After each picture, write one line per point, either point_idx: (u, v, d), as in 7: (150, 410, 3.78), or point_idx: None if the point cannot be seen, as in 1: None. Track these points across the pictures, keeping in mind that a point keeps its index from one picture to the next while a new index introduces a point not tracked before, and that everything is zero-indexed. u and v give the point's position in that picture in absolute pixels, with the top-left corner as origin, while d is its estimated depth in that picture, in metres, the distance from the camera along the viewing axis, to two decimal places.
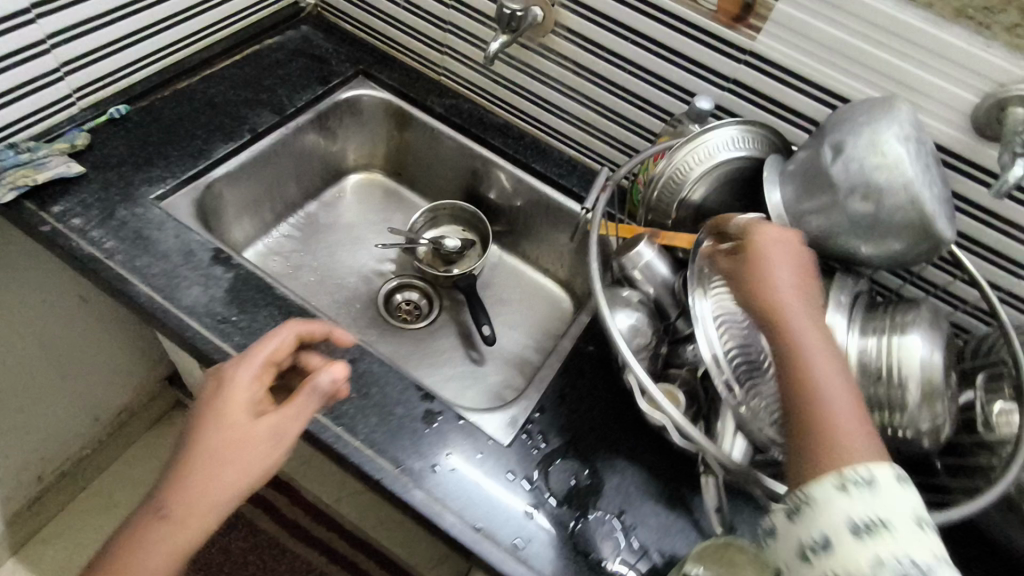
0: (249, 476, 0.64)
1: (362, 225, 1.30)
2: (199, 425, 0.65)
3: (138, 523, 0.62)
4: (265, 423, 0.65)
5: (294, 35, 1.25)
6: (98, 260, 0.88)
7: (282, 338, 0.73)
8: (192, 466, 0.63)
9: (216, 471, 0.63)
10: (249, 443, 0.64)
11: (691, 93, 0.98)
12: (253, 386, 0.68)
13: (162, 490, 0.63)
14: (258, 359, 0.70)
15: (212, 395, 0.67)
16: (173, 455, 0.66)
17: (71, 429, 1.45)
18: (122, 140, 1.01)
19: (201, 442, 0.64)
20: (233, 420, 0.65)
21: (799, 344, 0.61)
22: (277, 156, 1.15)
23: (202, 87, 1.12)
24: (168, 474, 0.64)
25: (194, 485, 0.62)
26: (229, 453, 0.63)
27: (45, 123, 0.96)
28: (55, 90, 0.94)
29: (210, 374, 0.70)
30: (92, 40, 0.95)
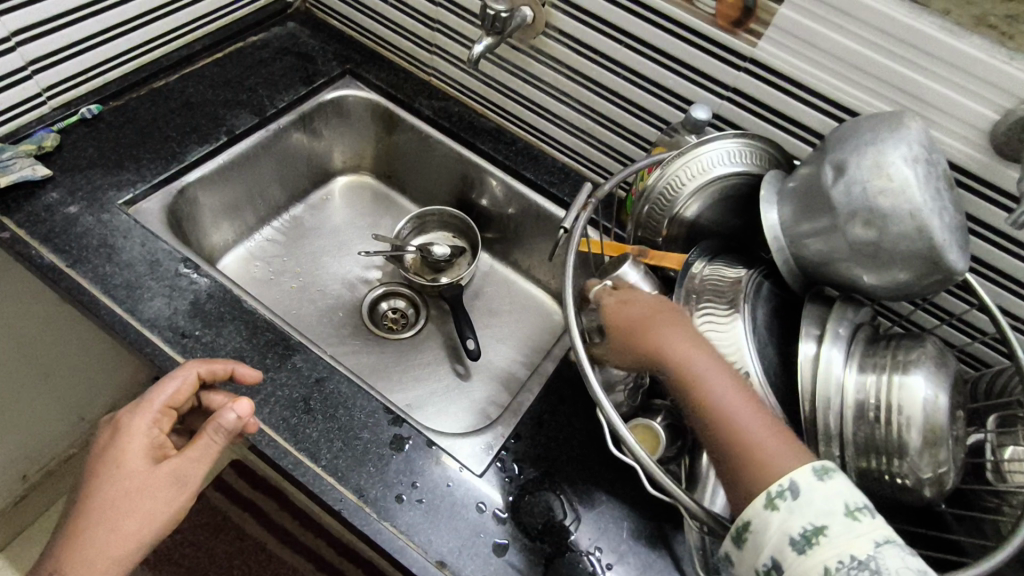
0: (149, 524, 0.65)
1: (349, 229, 1.25)
2: (91, 481, 0.66)
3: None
4: (162, 469, 0.67)
5: (279, 33, 1.21)
6: (58, 269, 0.85)
7: (180, 383, 0.72)
8: (87, 522, 0.64)
9: (109, 526, 0.64)
10: (146, 491, 0.66)
11: (688, 101, 0.92)
12: (150, 432, 0.70)
13: (56, 551, 0.64)
14: (154, 404, 0.71)
15: (104, 449, 0.68)
16: (69, 513, 0.67)
17: (55, 430, 1.43)
18: (93, 142, 0.98)
19: (94, 497, 0.65)
20: (126, 471, 0.66)
21: (686, 380, 0.62)
22: (257, 159, 1.11)
23: (180, 86, 1.08)
24: (65, 533, 0.65)
25: (90, 542, 0.63)
26: (124, 504, 0.65)
27: (11, 124, 0.92)
28: (22, 89, 0.91)
29: (103, 429, 0.71)
30: (59, 39, 0.90)
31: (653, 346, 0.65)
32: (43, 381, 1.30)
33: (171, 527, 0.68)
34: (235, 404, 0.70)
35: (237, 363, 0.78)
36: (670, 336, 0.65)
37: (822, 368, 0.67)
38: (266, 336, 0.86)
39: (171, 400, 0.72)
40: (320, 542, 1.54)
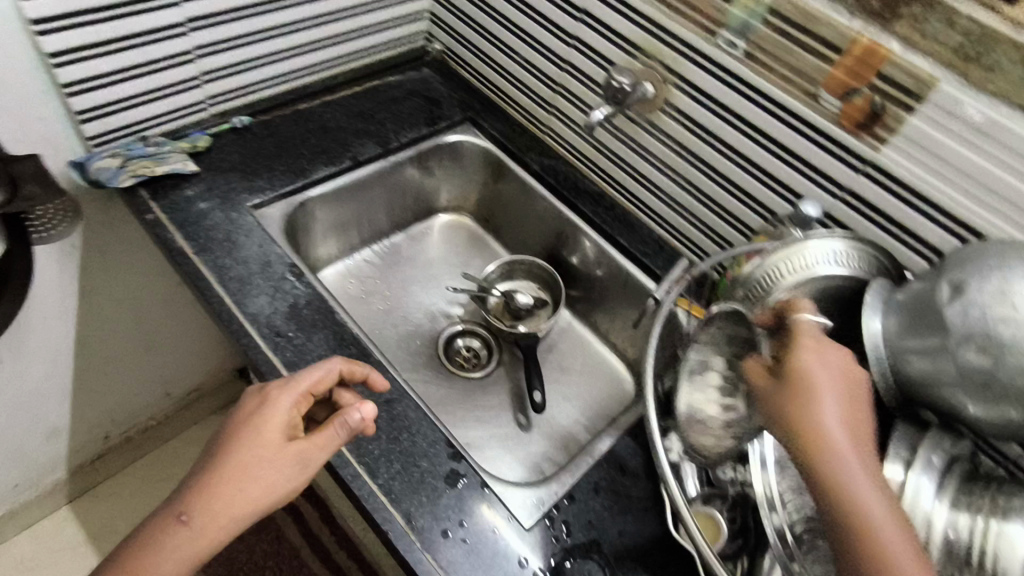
0: (270, 493, 0.70)
1: (441, 264, 1.30)
2: (233, 441, 0.72)
3: (162, 521, 0.69)
4: (294, 447, 0.73)
5: (414, 76, 1.31)
6: (186, 254, 0.94)
7: (326, 375, 0.79)
8: (223, 478, 0.70)
9: (240, 485, 0.70)
10: (276, 464, 0.72)
11: (797, 194, 0.91)
12: (292, 410, 0.76)
13: (184, 497, 0.70)
14: (301, 386, 0.77)
15: (250, 415, 0.75)
16: (202, 464, 0.73)
17: (143, 401, 1.54)
18: (237, 148, 1.09)
19: (232, 457, 0.71)
20: (264, 441, 0.73)
21: (850, 505, 0.53)
22: (373, 185, 1.19)
23: (320, 111, 1.19)
24: (198, 481, 0.71)
25: (219, 497, 0.69)
26: (256, 470, 0.71)
27: (176, 124, 1.04)
28: (192, 96, 1.03)
29: (249, 396, 0.77)
30: (231, 62, 1.03)
31: (821, 427, 0.57)
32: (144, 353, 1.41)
33: (284, 503, 0.73)
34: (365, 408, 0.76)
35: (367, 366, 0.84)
36: (846, 433, 0.56)
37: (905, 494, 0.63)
38: (349, 350, 0.90)
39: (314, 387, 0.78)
40: (351, 563, 1.54)
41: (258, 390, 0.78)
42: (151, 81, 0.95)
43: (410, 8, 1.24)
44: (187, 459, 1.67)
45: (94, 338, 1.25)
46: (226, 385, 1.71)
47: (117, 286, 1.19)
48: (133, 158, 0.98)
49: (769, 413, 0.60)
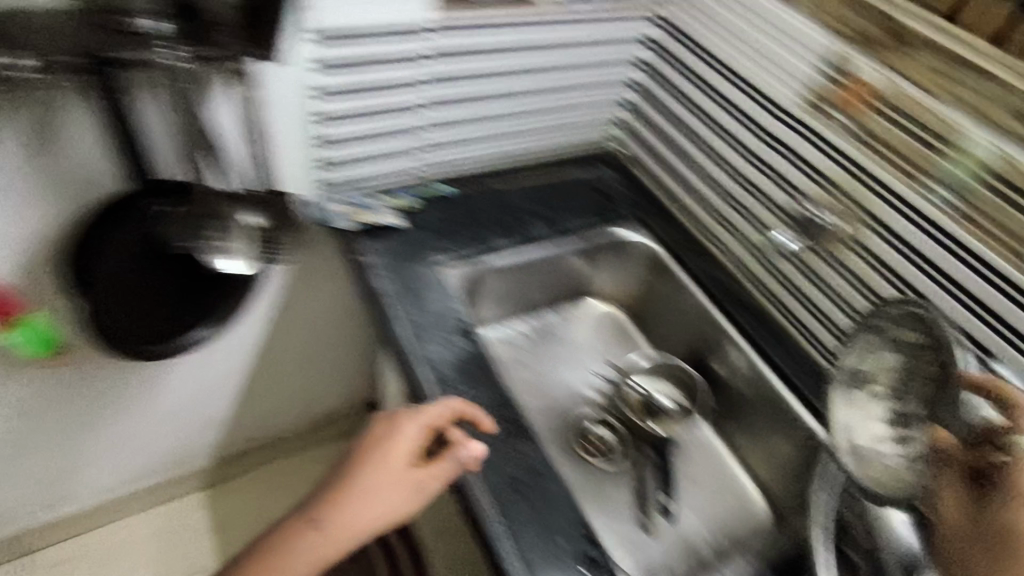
0: (389, 514, 0.80)
1: (586, 349, 1.35)
2: (362, 463, 0.83)
3: (296, 524, 0.80)
4: (413, 475, 0.82)
5: (593, 171, 1.41)
6: (381, 296, 1.06)
7: (443, 413, 0.87)
8: (352, 494, 0.81)
9: (366, 504, 0.80)
10: (397, 489, 0.81)
11: (989, 354, 0.87)
12: (414, 442, 0.85)
13: (318, 506, 0.81)
14: (423, 421, 0.86)
15: (378, 441, 0.85)
16: (335, 479, 0.84)
17: (285, 415, 1.68)
18: (435, 212, 1.23)
19: (362, 478, 0.82)
20: (389, 466, 0.83)
21: None
22: (543, 266, 1.28)
23: (509, 190, 1.31)
24: (331, 494, 0.82)
25: (348, 511, 0.80)
26: (381, 491, 0.81)
27: (390, 183, 1.21)
28: (409, 163, 1.20)
29: (378, 422, 0.87)
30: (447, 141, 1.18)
31: None
32: (301, 374, 1.56)
33: (399, 524, 0.83)
34: (473, 449, 0.84)
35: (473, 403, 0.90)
36: None
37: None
38: (506, 411, 0.96)
39: (434, 421, 0.87)
40: None
41: (385, 417, 0.88)
42: (381, 148, 1.13)
43: (603, 112, 1.37)
44: (304, 477, 1.79)
45: (271, 353, 1.41)
46: (352, 416, 1.83)
47: (301, 312, 1.35)
48: (354, 207, 1.14)
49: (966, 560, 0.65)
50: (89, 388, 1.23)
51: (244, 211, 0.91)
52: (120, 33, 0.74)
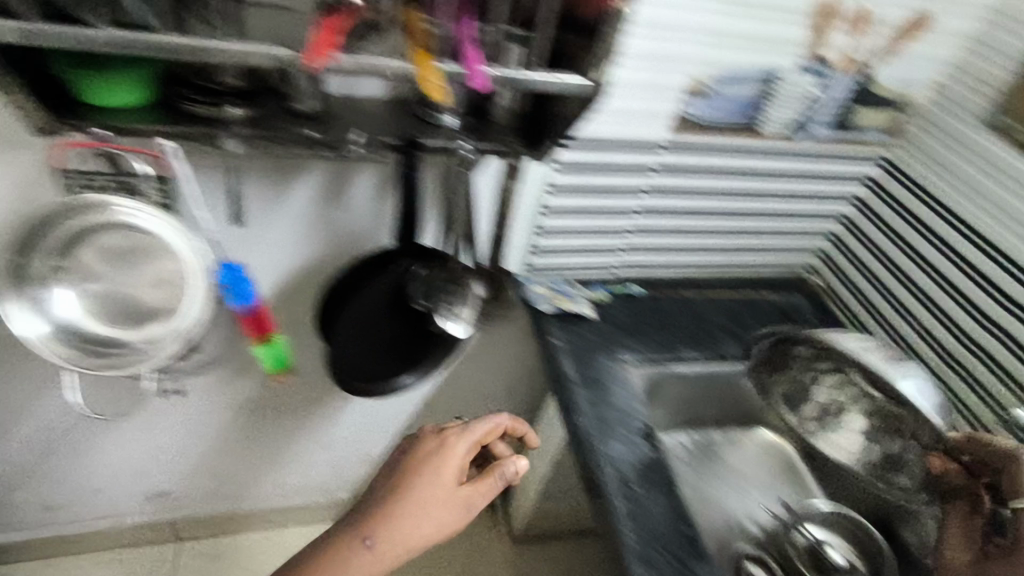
0: (437, 530, 0.86)
1: (751, 478, 1.29)
2: (411, 480, 0.88)
3: (345, 533, 0.86)
4: (460, 493, 0.88)
5: (786, 296, 1.39)
6: (571, 381, 1.10)
7: (483, 424, 0.95)
8: (403, 512, 0.86)
9: (413, 518, 0.85)
10: (445, 505, 0.87)
11: None
12: (461, 458, 0.91)
13: (369, 520, 0.86)
14: (469, 438, 0.93)
15: (430, 459, 0.90)
16: (381, 494, 0.89)
17: None
18: (626, 310, 1.27)
19: (409, 493, 0.87)
20: (437, 485, 0.88)
21: None
22: (725, 383, 1.26)
23: (699, 300, 1.34)
24: (378, 506, 0.87)
25: (396, 525, 0.85)
26: (431, 509, 0.86)
27: (588, 274, 1.29)
28: (611, 259, 1.27)
29: (425, 439, 0.93)
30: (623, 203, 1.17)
31: None
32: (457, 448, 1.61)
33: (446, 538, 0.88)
34: (519, 464, 0.90)
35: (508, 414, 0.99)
36: None
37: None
38: (684, 527, 0.94)
39: (476, 433, 0.94)
40: None
41: (435, 434, 0.94)
42: (591, 242, 1.22)
43: (806, 242, 1.37)
44: None
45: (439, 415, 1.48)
46: None
47: (476, 381, 1.42)
48: (555, 292, 1.22)
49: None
50: (286, 404, 1.37)
51: (468, 281, 0.98)
52: (432, 121, 0.89)
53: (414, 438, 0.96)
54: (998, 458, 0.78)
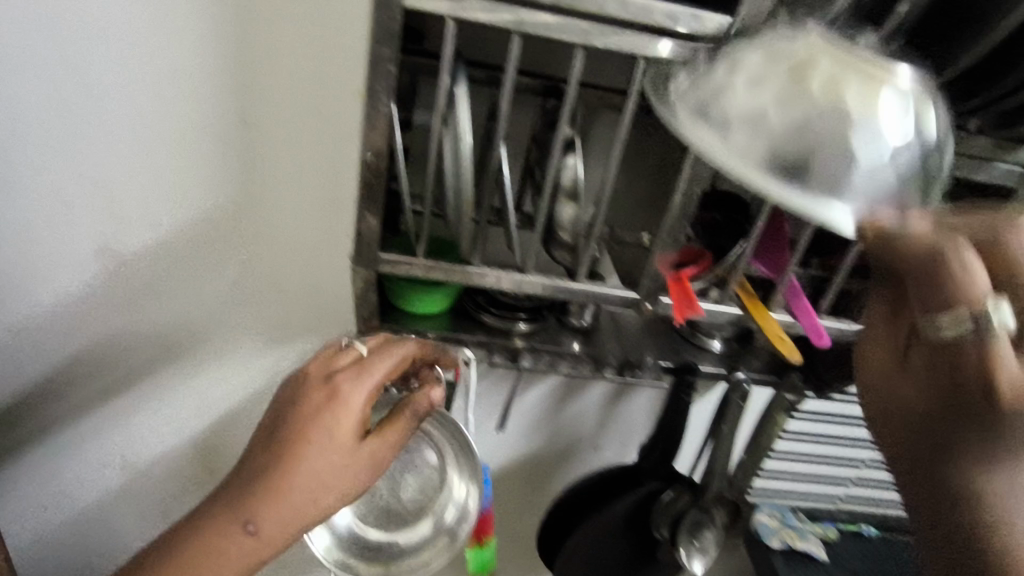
0: (335, 498, 0.60)
1: None
2: (295, 445, 0.60)
3: (220, 517, 0.60)
4: (361, 450, 0.61)
5: None
6: None
7: (385, 363, 0.64)
8: (287, 489, 0.59)
9: (299, 492, 0.59)
10: (346, 471, 0.60)
11: None
12: (364, 407, 0.62)
13: (242, 499, 0.60)
14: (376, 377, 0.63)
15: (304, 412, 0.61)
16: (253, 462, 0.61)
17: None
18: (861, 555, 1.10)
19: (292, 462, 0.59)
20: (329, 448, 0.60)
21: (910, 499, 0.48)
22: None
23: None
24: (251, 478, 0.60)
25: (284, 502, 0.59)
26: (320, 477, 0.60)
27: (812, 506, 1.13)
28: (838, 491, 1.12)
29: (311, 385, 0.63)
30: None
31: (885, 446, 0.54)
32: None
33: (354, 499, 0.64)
34: (428, 395, 0.64)
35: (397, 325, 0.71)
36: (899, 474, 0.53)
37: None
38: None
39: (364, 373, 0.63)
40: None
41: (309, 379, 0.64)
42: (822, 472, 1.08)
43: None
44: None
45: None
46: None
47: None
48: (783, 525, 1.08)
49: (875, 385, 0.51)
50: None
51: (715, 512, 0.89)
52: (696, 341, 0.86)
53: (285, 388, 0.65)
54: (920, 263, 0.41)
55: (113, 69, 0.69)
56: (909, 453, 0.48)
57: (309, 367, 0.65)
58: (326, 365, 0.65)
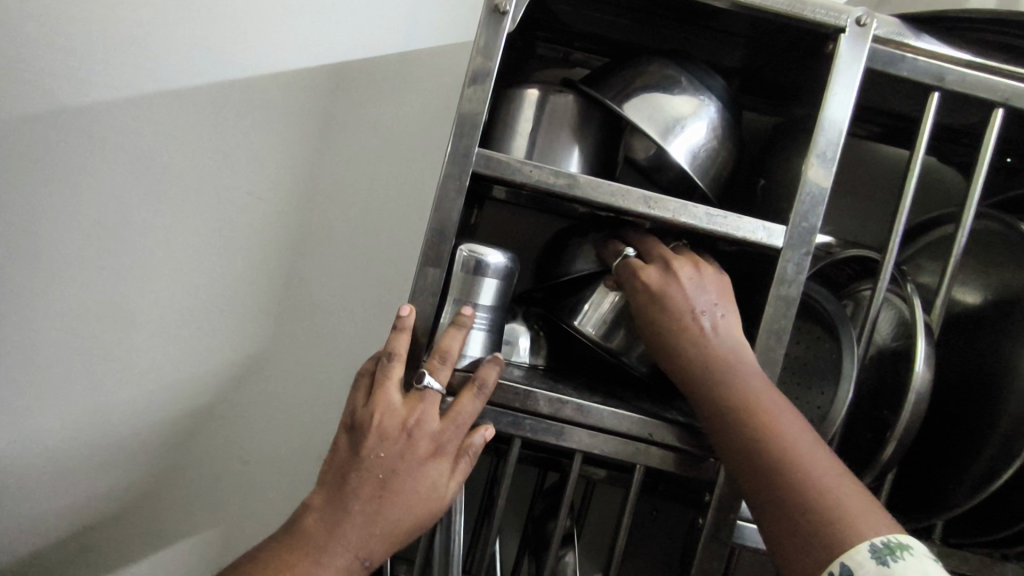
0: (407, 533, 0.44)
1: None
2: (386, 478, 0.44)
3: (327, 552, 0.42)
4: (441, 488, 0.45)
5: None
6: None
7: (474, 407, 0.46)
8: (397, 532, 0.43)
9: (407, 535, 0.44)
10: (423, 509, 0.44)
11: None
12: (450, 443, 0.46)
13: (322, 529, 0.43)
14: (462, 418, 0.46)
15: (401, 464, 0.44)
16: (362, 503, 0.43)
17: None
18: None
19: (381, 500, 0.43)
20: (417, 482, 0.44)
21: (701, 403, 0.46)
22: None
23: None
24: (361, 520, 0.43)
25: (369, 536, 0.42)
26: (406, 514, 0.44)
27: None
28: None
29: (386, 420, 0.45)
30: None
31: None
32: None
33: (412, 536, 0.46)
34: (492, 433, 0.48)
35: (410, 312, 0.48)
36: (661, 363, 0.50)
37: (854, 550, 0.36)
38: None
39: (458, 425, 0.46)
40: None
41: (401, 431, 0.45)
42: None
43: None
44: None
45: None
46: None
47: None
48: None
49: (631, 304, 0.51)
50: None
51: None
52: None
53: (356, 428, 0.46)
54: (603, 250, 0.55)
55: (141, 378, 0.74)
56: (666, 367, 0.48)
57: (383, 412, 0.46)
58: (411, 416, 0.45)
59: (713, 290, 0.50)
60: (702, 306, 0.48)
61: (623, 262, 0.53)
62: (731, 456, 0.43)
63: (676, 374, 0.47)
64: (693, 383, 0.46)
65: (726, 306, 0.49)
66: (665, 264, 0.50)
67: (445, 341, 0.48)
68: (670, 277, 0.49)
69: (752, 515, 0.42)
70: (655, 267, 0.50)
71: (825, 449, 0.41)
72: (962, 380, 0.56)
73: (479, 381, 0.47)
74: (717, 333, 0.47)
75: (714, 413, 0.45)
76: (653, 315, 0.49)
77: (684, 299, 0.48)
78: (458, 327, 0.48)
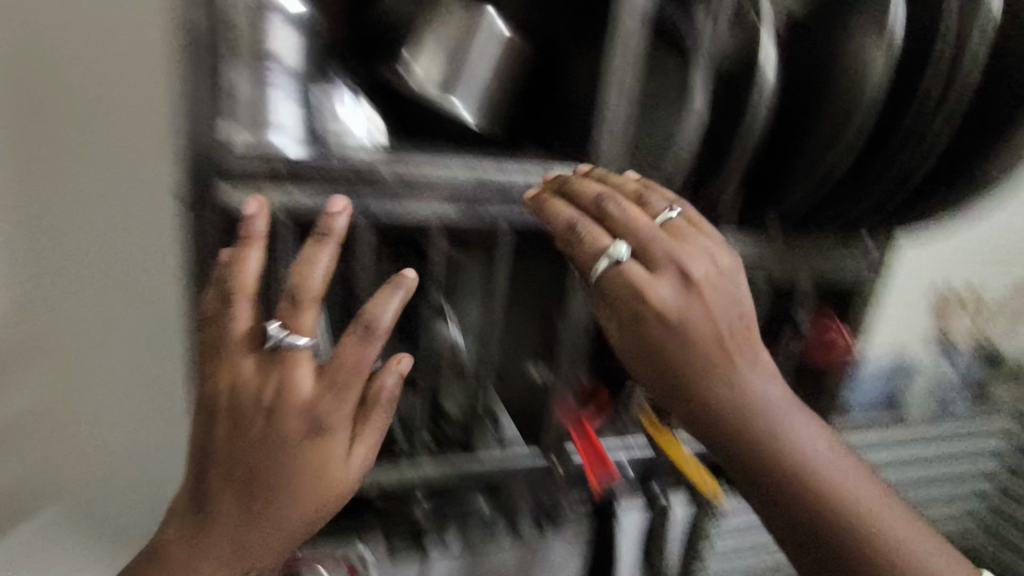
0: (311, 520, 0.41)
1: None
2: (249, 469, 0.40)
3: (197, 567, 0.40)
4: (338, 469, 0.41)
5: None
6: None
7: (362, 352, 0.41)
8: (290, 522, 0.40)
9: (308, 523, 0.41)
10: (314, 487, 0.40)
11: None
12: (337, 412, 0.41)
13: (190, 536, 0.40)
14: (358, 370, 0.41)
15: (271, 449, 0.40)
16: (230, 504, 0.40)
17: None
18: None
19: (249, 496, 0.40)
20: (297, 472, 0.40)
21: (740, 456, 0.43)
22: None
23: None
24: (234, 518, 0.40)
25: (248, 533, 0.40)
26: (298, 501, 0.40)
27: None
28: None
29: (235, 401, 0.40)
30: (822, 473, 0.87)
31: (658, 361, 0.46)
32: None
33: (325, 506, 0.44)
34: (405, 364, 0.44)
35: (258, 209, 0.41)
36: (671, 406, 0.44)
37: None
38: None
39: (340, 385, 0.41)
40: None
41: (258, 411, 0.40)
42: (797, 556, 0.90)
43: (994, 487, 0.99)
44: None
45: None
46: None
47: None
48: None
49: (619, 326, 0.44)
50: None
51: None
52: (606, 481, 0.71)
53: (207, 414, 0.41)
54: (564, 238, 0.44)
55: None
56: (690, 415, 0.43)
57: (233, 383, 0.40)
58: (275, 381, 0.40)
59: (729, 286, 0.44)
60: (725, 322, 0.43)
61: (610, 266, 0.43)
62: (773, 501, 0.43)
63: (721, 448, 0.44)
64: (734, 437, 0.43)
65: (744, 307, 0.44)
66: (680, 277, 0.43)
67: (304, 259, 0.41)
68: (691, 298, 0.43)
69: (793, 552, 0.45)
70: (664, 278, 0.43)
71: (858, 472, 0.44)
72: (795, 80, 0.56)
73: (381, 302, 0.42)
74: (743, 353, 0.43)
75: (757, 465, 0.43)
76: (683, 362, 0.42)
77: (706, 324, 0.42)
78: (320, 243, 0.41)
